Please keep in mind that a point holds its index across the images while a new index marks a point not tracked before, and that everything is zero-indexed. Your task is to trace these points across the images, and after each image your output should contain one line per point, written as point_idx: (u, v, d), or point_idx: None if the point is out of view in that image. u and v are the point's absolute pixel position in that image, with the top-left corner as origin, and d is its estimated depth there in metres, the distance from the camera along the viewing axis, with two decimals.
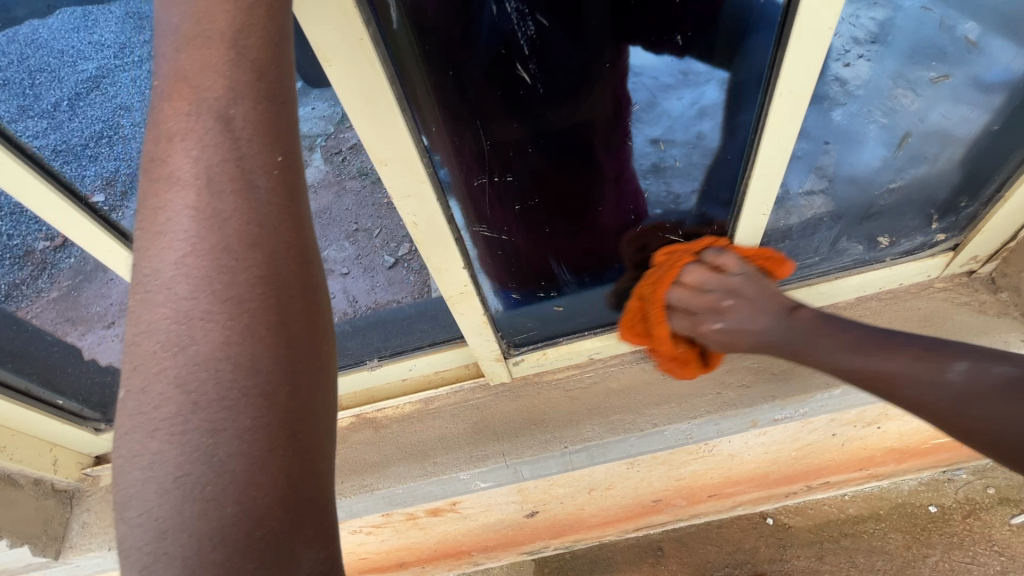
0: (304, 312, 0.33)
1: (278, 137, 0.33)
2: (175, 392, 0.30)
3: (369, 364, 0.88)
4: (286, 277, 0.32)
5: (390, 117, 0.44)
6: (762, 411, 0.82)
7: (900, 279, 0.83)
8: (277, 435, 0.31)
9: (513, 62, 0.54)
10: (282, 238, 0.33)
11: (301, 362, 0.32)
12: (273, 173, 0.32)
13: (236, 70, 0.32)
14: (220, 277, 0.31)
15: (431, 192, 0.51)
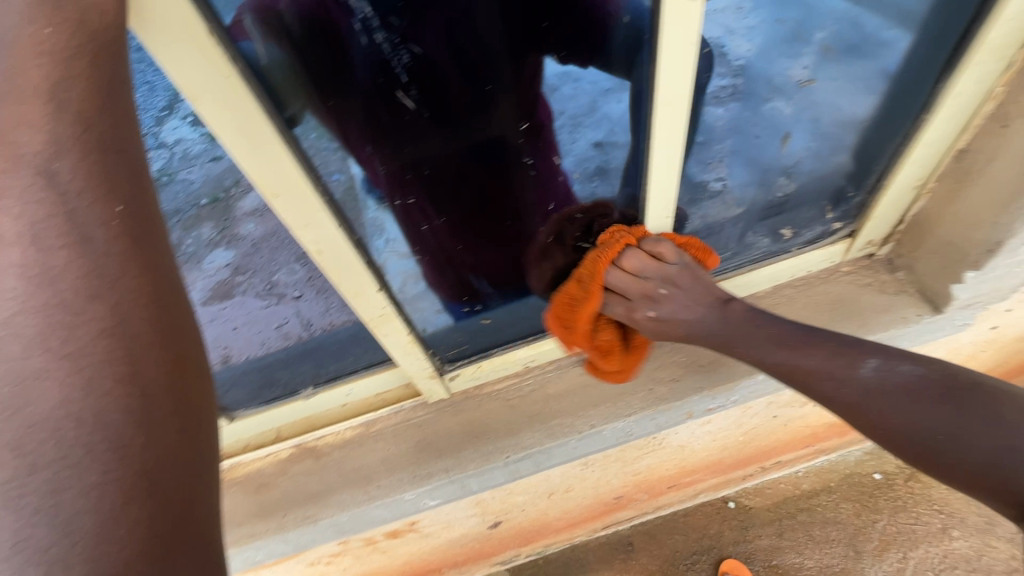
0: (168, 353, 0.36)
1: (117, 187, 0.36)
2: (7, 458, 0.30)
3: (304, 393, 0.87)
4: (137, 322, 0.35)
5: (273, 150, 0.44)
6: (694, 402, 0.86)
7: (808, 266, 0.89)
8: (153, 467, 0.33)
9: (394, 89, 0.56)
10: (129, 286, 0.35)
11: (159, 399, 0.35)
12: (112, 224, 0.35)
13: (61, 126, 0.34)
14: (58, 331, 0.32)
15: (330, 219, 0.52)
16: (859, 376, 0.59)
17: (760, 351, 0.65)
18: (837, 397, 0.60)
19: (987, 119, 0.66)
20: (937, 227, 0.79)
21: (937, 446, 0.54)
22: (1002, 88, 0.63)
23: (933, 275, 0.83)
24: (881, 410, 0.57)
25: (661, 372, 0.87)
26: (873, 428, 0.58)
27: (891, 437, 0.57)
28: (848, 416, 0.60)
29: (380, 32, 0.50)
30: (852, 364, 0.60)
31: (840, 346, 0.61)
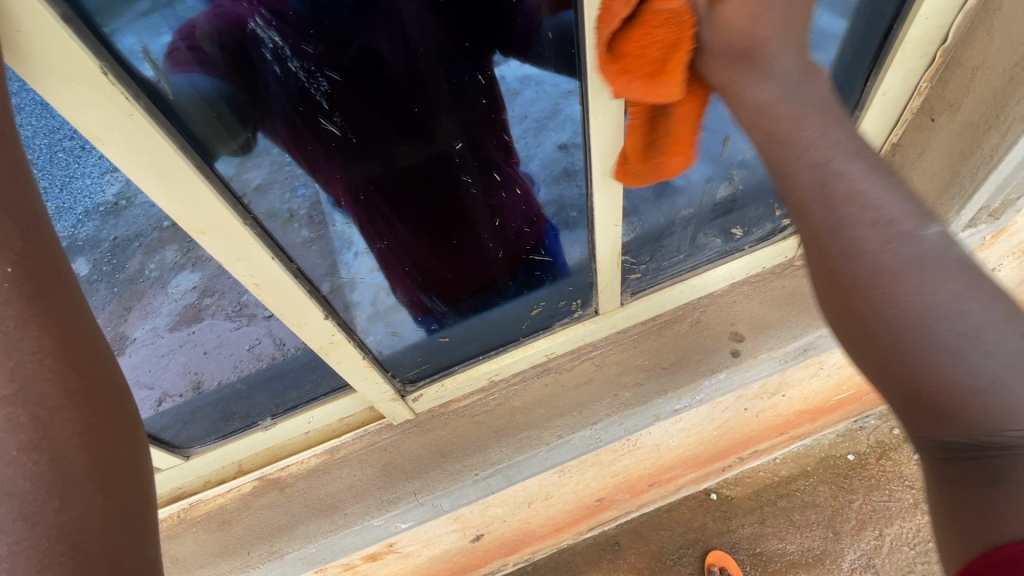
0: (82, 414, 0.36)
1: (5, 248, 0.34)
2: None
3: (262, 425, 0.84)
4: (42, 389, 0.34)
5: (191, 186, 0.42)
6: (659, 405, 0.86)
7: (762, 263, 0.90)
8: (90, 519, 0.34)
9: (315, 116, 0.53)
10: (30, 351, 0.34)
11: (74, 462, 0.34)
12: (4, 288, 0.34)
13: None
14: None
15: (263, 251, 0.50)
16: (908, 247, 0.39)
17: (841, 223, 0.40)
18: (887, 269, 0.39)
19: (913, 113, 0.67)
20: None
21: (930, 341, 0.37)
22: (926, 84, 0.64)
23: None
24: (923, 283, 0.38)
25: (625, 378, 0.87)
26: (864, 314, 0.40)
27: (881, 338, 0.39)
28: (843, 292, 0.41)
29: (294, 60, 0.48)
30: (921, 228, 0.40)
31: (906, 194, 0.41)
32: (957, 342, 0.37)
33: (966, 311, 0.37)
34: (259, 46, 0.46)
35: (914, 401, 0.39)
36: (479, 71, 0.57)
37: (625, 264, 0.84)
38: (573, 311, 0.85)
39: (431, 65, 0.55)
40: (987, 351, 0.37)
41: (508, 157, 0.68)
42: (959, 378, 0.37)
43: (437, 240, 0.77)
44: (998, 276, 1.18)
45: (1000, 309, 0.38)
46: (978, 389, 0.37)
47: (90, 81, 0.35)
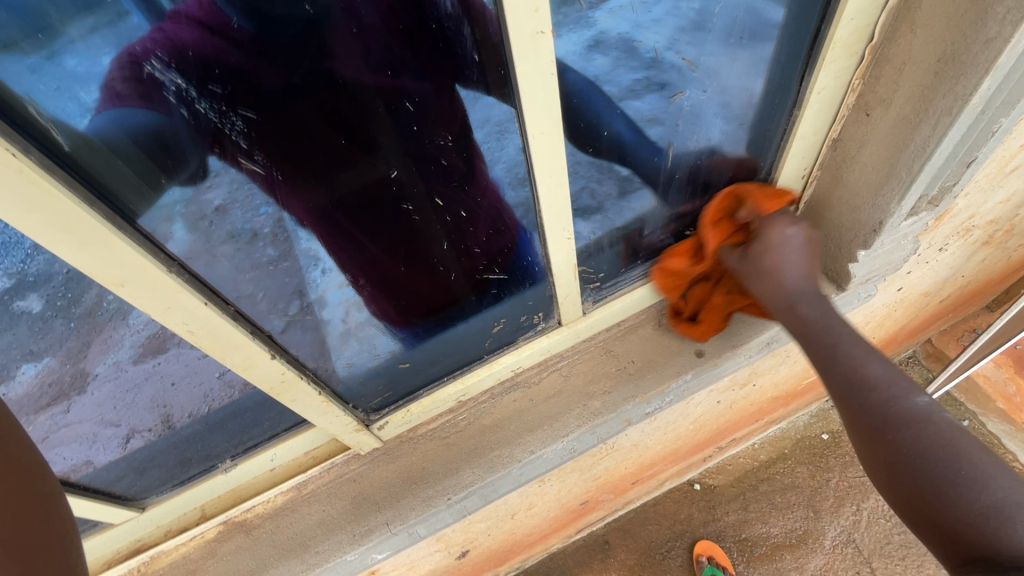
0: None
1: None
2: None
3: (220, 467, 0.81)
4: None
5: (103, 239, 0.40)
6: (629, 411, 0.85)
7: None
8: None
9: (233, 154, 0.50)
10: None
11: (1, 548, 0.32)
12: None
13: None
14: None
15: (194, 298, 0.48)
16: (902, 405, 0.58)
17: (829, 365, 0.64)
18: (891, 417, 0.57)
19: (850, 109, 0.69)
20: (828, 212, 0.82)
21: (934, 476, 0.52)
22: (858, 80, 0.66)
23: (832, 256, 0.87)
24: (918, 432, 0.55)
25: (594, 386, 0.87)
26: (874, 442, 0.58)
27: (890, 474, 0.56)
28: (868, 430, 0.58)
29: (201, 102, 0.45)
30: (911, 395, 0.58)
31: (902, 373, 0.60)
32: (961, 477, 0.51)
33: (937, 450, 0.53)
34: (161, 89, 0.43)
35: (925, 517, 0.53)
36: (406, 98, 0.54)
37: (584, 274, 0.83)
38: (536, 325, 0.84)
39: (365, 95, 0.52)
40: (993, 487, 0.50)
41: (467, 183, 0.65)
42: (969, 506, 0.50)
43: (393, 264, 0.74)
44: (946, 253, 1.22)
45: (987, 453, 0.52)
46: (994, 512, 0.49)
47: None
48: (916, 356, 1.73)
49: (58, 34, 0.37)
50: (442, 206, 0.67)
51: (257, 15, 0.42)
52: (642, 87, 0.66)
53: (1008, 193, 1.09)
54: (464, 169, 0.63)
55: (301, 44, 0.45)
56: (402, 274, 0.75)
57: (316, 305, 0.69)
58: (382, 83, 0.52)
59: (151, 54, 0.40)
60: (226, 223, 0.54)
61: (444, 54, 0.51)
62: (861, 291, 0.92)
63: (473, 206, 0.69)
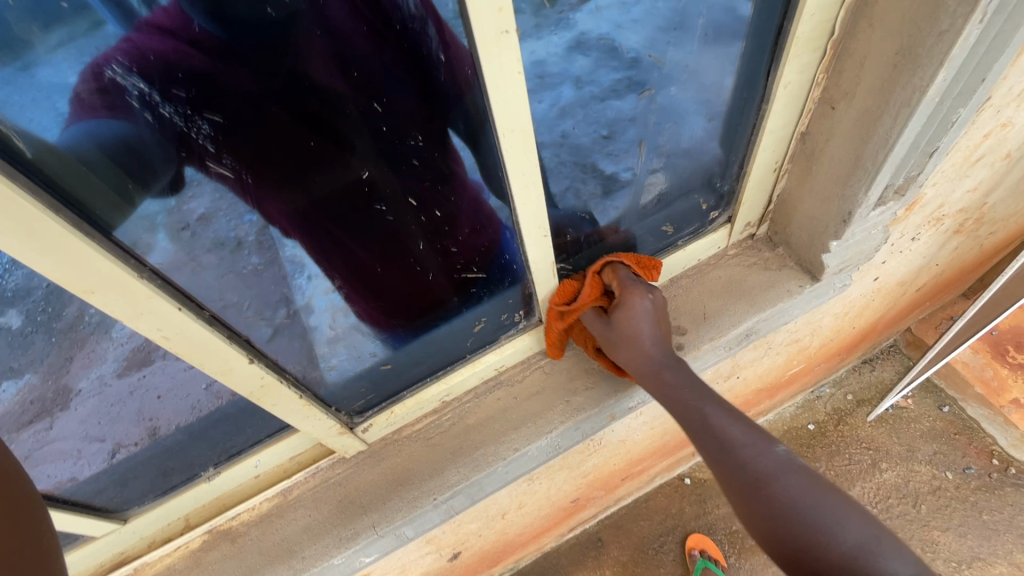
0: None
1: None
2: None
3: (205, 475, 0.80)
4: None
5: (71, 245, 0.40)
6: (612, 405, 0.86)
7: (696, 256, 0.92)
8: None
9: (202, 160, 0.50)
10: None
11: None
12: None
13: None
14: None
15: (168, 303, 0.48)
16: (766, 461, 0.60)
17: (698, 433, 0.65)
18: (760, 474, 0.59)
19: (815, 103, 0.71)
20: (800, 204, 0.84)
21: (806, 527, 0.53)
22: (822, 74, 0.68)
23: (806, 248, 0.89)
24: (785, 484, 0.57)
25: (577, 383, 0.87)
26: (749, 500, 0.59)
27: (767, 534, 0.56)
28: (741, 489, 0.60)
29: (166, 106, 0.45)
30: (770, 449, 0.61)
31: (757, 429, 0.63)
32: (825, 527, 0.53)
33: (806, 505, 0.55)
34: (124, 94, 0.43)
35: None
36: (377, 100, 0.54)
37: (563, 270, 0.84)
38: (518, 322, 0.85)
39: (338, 95, 0.52)
40: (850, 535, 0.52)
41: (447, 181, 0.66)
42: (837, 551, 0.51)
43: (369, 267, 0.72)
44: (918, 243, 1.25)
45: (836, 497, 0.55)
46: (853, 558, 0.50)
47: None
48: (896, 345, 1.77)
49: (33, 48, 0.37)
50: (420, 207, 0.67)
51: (224, 20, 0.43)
52: (624, 86, 0.67)
53: (976, 182, 1.12)
54: (441, 166, 0.63)
55: (272, 46, 0.45)
56: (383, 279, 0.75)
57: (302, 311, 0.70)
58: (350, 84, 0.52)
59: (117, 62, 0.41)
60: (199, 225, 0.54)
61: (414, 55, 0.52)
62: (836, 281, 0.94)
63: (449, 206, 0.69)
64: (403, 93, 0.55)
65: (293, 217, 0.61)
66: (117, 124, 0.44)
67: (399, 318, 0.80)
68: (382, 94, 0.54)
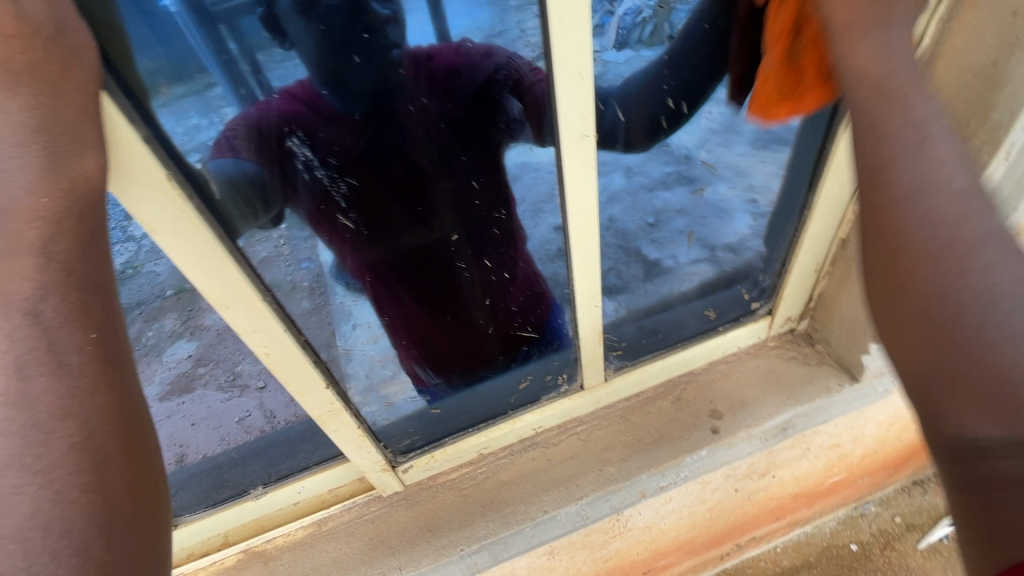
0: (129, 464, 0.36)
1: (92, 314, 0.36)
2: None
3: (253, 493, 0.85)
4: (100, 436, 0.35)
5: (224, 267, 0.49)
6: (642, 480, 0.88)
7: (736, 343, 0.96)
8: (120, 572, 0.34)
9: (334, 213, 0.69)
10: (98, 403, 0.35)
11: (119, 514, 0.35)
12: (87, 348, 0.35)
13: (46, 271, 0.35)
14: (31, 451, 0.33)
15: (278, 324, 0.56)
16: (976, 226, 0.42)
17: (890, 127, 0.43)
18: (960, 240, 0.41)
19: (855, 213, 0.77)
20: (838, 304, 0.88)
21: (971, 316, 0.40)
22: (860, 190, 0.75)
23: (846, 347, 0.91)
24: (986, 261, 0.41)
25: (611, 453, 0.90)
26: (911, 272, 0.42)
27: (930, 300, 0.42)
28: (892, 245, 0.43)
29: (321, 170, 0.64)
30: (988, 213, 0.42)
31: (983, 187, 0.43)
32: (1001, 330, 0.40)
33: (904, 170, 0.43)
34: (294, 160, 0.62)
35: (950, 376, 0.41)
36: (466, 179, 0.73)
37: (607, 340, 0.91)
38: (560, 385, 0.88)
39: (432, 167, 0.71)
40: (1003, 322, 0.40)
41: (506, 250, 0.82)
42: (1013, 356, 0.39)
43: (428, 317, 0.93)
44: None
45: None
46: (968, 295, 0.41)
47: (143, 178, 0.42)
48: None
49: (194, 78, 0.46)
50: (473, 256, 0.82)
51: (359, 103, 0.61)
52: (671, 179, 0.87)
53: None
54: (510, 229, 0.79)
55: (390, 123, 0.65)
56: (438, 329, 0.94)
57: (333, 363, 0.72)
58: (442, 163, 0.71)
59: (290, 129, 0.59)
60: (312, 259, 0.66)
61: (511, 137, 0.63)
62: (877, 384, 0.96)
63: (513, 270, 0.85)
64: (477, 167, 0.72)
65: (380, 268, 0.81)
66: (282, 178, 0.61)
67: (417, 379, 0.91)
68: (466, 153, 0.71)
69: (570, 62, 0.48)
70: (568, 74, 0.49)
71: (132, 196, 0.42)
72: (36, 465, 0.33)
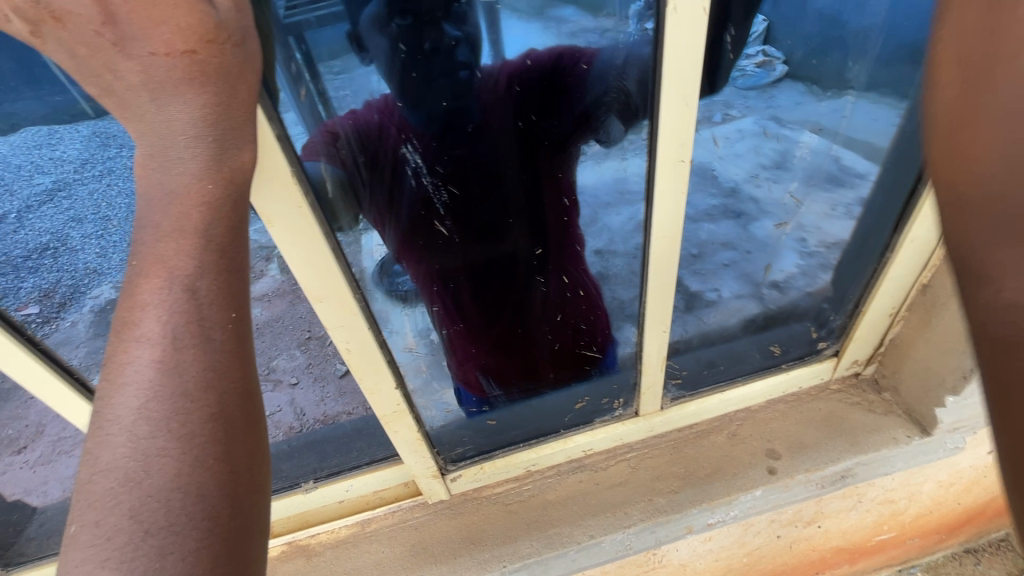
0: (250, 441, 0.38)
1: (234, 296, 0.38)
2: (127, 523, 0.33)
3: (303, 487, 0.86)
4: (231, 410, 0.37)
5: (324, 263, 0.51)
6: (692, 515, 0.85)
7: (799, 382, 0.93)
8: (233, 544, 0.35)
9: (432, 219, 0.73)
10: (232, 379, 0.38)
11: (241, 486, 0.37)
12: (228, 327, 0.38)
13: (203, 253, 0.38)
14: (177, 417, 0.36)
15: (362, 322, 0.58)
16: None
17: None
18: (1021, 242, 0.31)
19: (942, 258, 0.75)
20: (912, 351, 0.85)
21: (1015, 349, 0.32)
22: None
23: (917, 398, 0.87)
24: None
25: (661, 483, 0.88)
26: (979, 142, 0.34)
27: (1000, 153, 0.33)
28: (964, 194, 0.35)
29: (427, 177, 0.69)
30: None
31: None
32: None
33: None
34: (405, 165, 0.67)
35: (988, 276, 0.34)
36: (555, 196, 0.76)
37: (669, 366, 0.91)
38: (615, 409, 0.87)
39: (522, 182, 0.74)
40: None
41: (581, 263, 0.84)
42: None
43: (495, 333, 0.94)
44: None
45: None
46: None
47: (274, 173, 0.44)
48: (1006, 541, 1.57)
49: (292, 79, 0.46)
50: (542, 268, 0.84)
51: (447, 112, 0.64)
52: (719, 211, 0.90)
53: None
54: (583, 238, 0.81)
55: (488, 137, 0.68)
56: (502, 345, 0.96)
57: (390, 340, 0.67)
58: (533, 179, 0.74)
59: (407, 138, 0.64)
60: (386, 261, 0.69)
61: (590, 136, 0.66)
62: (947, 440, 0.91)
63: (587, 286, 0.88)
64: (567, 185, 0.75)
65: (459, 281, 0.83)
66: (391, 181, 0.66)
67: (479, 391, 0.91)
68: (558, 171, 0.73)
69: (681, 90, 0.49)
70: (675, 101, 0.50)
71: (261, 189, 0.45)
72: (182, 428, 0.36)
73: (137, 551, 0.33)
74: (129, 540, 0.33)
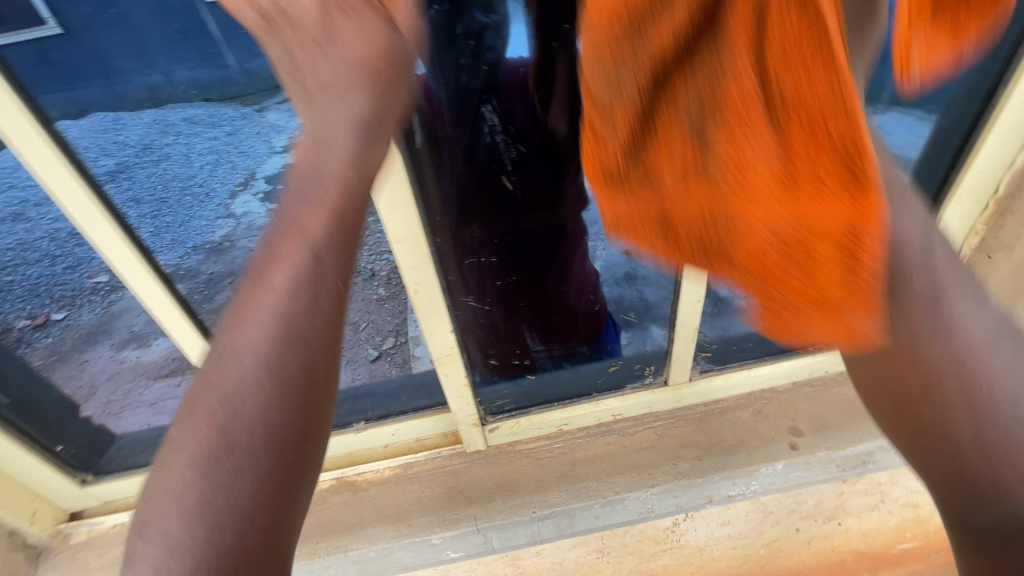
0: (332, 351, 0.43)
1: (349, 217, 0.44)
2: (228, 382, 0.40)
3: (355, 427, 0.95)
4: (328, 314, 0.42)
5: (407, 208, 0.60)
6: (713, 483, 0.91)
7: (826, 365, 0.97)
8: (291, 438, 0.40)
9: (500, 174, 0.76)
10: (335, 285, 0.43)
11: (314, 387, 0.41)
12: (341, 239, 0.43)
13: (340, 172, 0.44)
14: (287, 301, 0.41)
15: (431, 266, 0.66)
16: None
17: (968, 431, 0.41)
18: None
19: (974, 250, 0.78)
20: None
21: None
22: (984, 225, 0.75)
23: None
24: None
25: (685, 450, 0.93)
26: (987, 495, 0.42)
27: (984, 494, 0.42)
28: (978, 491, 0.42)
29: (501, 135, 0.72)
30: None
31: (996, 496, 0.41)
32: None
33: (971, 331, 0.41)
34: (484, 122, 0.71)
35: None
36: None
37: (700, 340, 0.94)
38: (645, 377, 0.94)
39: None
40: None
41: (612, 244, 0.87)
42: None
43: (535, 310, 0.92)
44: None
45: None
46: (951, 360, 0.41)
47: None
48: None
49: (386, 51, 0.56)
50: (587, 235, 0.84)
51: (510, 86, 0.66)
52: None
53: None
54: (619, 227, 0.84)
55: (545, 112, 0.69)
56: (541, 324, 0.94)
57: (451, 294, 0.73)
58: None
59: (489, 98, 0.68)
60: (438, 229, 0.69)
61: None
62: None
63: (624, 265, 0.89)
64: None
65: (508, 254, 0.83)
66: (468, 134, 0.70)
67: (518, 354, 0.93)
68: None
69: None
70: None
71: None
72: (297, 340, 0.41)
73: (224, 408, 0.40)
74: (221, 396, 0.40)
